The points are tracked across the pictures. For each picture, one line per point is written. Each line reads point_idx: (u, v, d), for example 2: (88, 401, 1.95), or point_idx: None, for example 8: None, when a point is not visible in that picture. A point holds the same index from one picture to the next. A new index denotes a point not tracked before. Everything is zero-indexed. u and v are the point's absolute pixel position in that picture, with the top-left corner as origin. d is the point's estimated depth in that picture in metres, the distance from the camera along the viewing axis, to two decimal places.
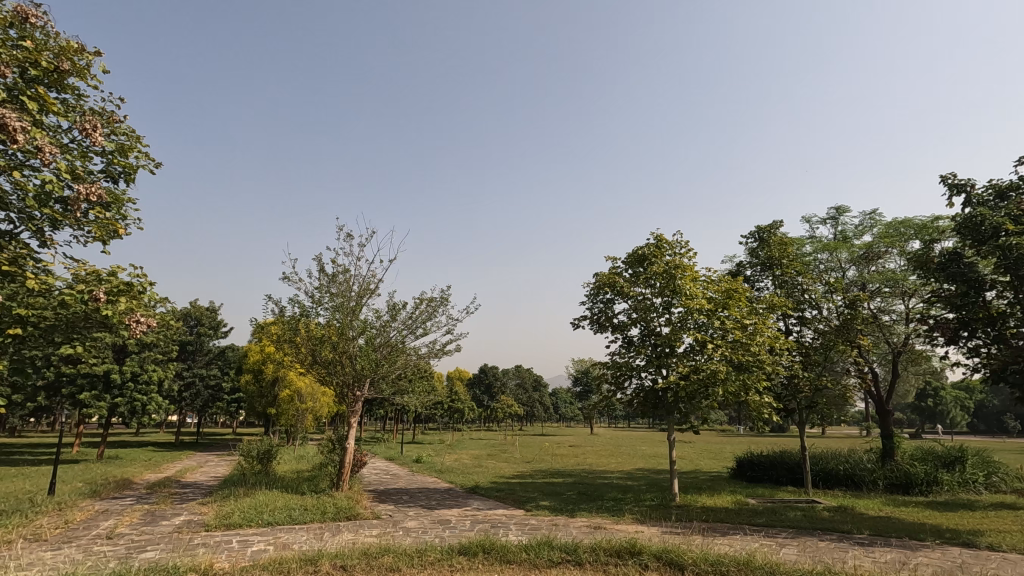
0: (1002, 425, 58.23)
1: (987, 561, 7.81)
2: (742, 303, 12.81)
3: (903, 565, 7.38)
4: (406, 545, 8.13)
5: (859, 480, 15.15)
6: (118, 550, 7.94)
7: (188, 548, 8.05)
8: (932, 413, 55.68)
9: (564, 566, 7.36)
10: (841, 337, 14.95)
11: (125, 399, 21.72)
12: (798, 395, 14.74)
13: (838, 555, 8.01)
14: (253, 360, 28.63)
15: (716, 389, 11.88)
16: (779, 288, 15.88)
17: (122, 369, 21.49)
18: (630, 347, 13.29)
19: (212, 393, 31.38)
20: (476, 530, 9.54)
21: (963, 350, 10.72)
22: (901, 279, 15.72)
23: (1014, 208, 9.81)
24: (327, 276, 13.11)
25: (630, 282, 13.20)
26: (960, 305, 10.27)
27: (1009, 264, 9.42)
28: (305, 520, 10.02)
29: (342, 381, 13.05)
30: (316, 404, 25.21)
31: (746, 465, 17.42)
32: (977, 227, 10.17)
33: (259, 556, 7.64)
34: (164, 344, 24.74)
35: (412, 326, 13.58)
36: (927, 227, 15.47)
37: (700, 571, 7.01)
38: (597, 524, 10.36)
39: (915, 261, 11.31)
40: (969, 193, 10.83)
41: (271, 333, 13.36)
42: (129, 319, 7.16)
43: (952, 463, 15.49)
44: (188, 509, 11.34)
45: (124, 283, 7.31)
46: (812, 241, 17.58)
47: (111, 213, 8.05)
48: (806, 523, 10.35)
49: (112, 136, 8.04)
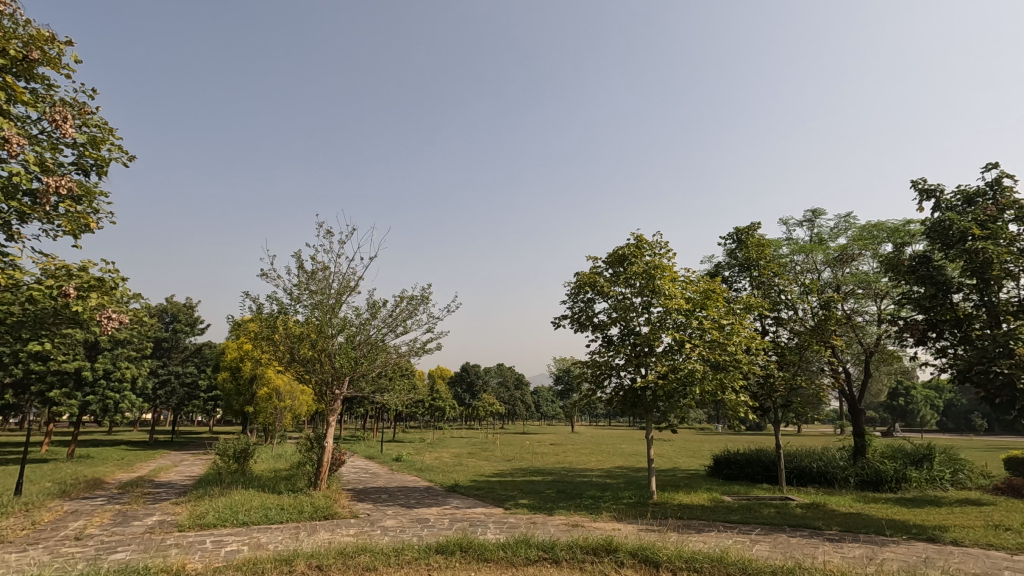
0: (969, 423, 60.03)
1: (951, 556, 8.06)
2: (719, 303, 13.00)
3: (870, 560, 7.56)
4: (383, 544, 8.07)
5: (832, 477, 15.53)
6: (87, 551, 7.80)
7: (160, 548, 7.94)
8: (903, 412, 57.03)
9: (540, 564, 7.38)
10: (816, 337, 15.17)
11: (96, 397, 21.32)
12: (773, 394, 15.04)
13: (809, 551, 8.19)
14: (230, 357, 28.15)
15: (693, 389, 12.03)
16: (756, 289, 16.14)
17: (93, 367, 21.16)
18: (609, 347, 13.38)
19: (188, 391, 30.89)
20: (454, 530, 9.45)
21: (931, 350, 11.00)
22: (874, 281, 16.12)
23: (981, 213, 10.22)
24: (306, 273, 12.97)
25: (610, 282, 13.30)
26: (929, 307, 10.54)
27: (975, 267, 9.75)
28: (281, 520, 9.91)
29: (321, 379, 12.94)
30: (295, 403, 24.92)
31: (723, 464, 17.68)
32: (945, 231, 10.47)
33: (233, 556, 7.58)
34: (139, 341, 24.22)
35: (392, 325, 13.51)
36: (899, 231, 15.88)
37: (674, 568, 7.12)
38: (575, 522, 10.39)
39: (887, 263, 11.59)
40: (939, 198, 11.12)
41: (248, 330, 13.15)
42: (100, 315, 6.97)
43: (920, 461, 15.91)
44: (161, 509, 11.15)
45: (95, 279, 7.16)
46: (789, 243, 17.88)
47: (83, 207, 7.84)
48: (780, 519, 10.57)
49: (84, 128, 7.84)
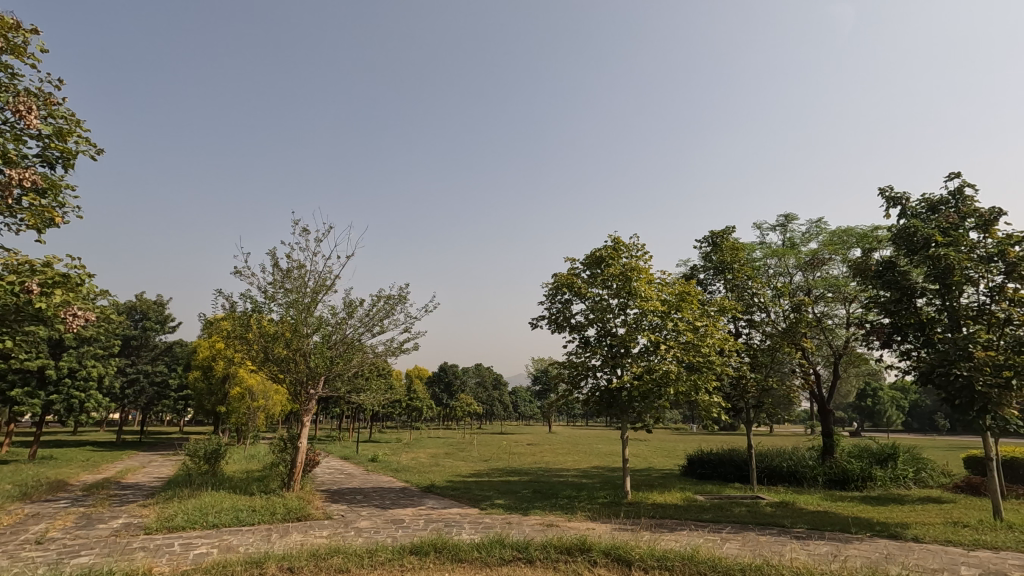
0: (933, 423, 62.00)
1: (911, 552, 8.32)
2: (694, 305, 13.22)
3: (834, 557, 7.77)
4: (357, 545, 8.03)
5: (801, 476, 15.91)
6: (47, 556, 7.55)
7: (124, 552, 7.72)
8: (871, 413, 58.47)
9: (514, 564, 7.41)
10: (787, 339, 15.49)
11: (61, 396, 20.63)
12: (745, 395, 15.38)
13: (777, 548, 8.41)
14: (201, 356, 27.58)
15: (668, 389, 12.20)
16: (731, 292, 16.43)
17: (58, 364, 20.44)
18: (586, 347, 13.50)
19: (158, 389, 30.12)
20: (428, 530, 9.44)
21: (896, 353, 11.37)
22: (843, 285, 16.54)
23: (943, 221, 10.60)
24: (281, 271, 12.79)
25: (588, 283, 13.42)
26: (894, 311, 10.88)
27: (938, 273, 10.14)
28: (252, 522, 9.78)
29: (295, 378, 12.75)
30: (269, 402, 24.54)
31: (696, 463, 17.97)
32: (910, 237, 10.82)
33: (202, 559, 7.43)
34: (106, 339, 23.63)
35: (369, 324, 13.41)
36: (867, 236, 16.31)
37: (646, 567, 7.20)
38: (550, 522, 10.43)
39: (855, 268, 11.88)
40: (904, 206, 11.48)
41: (220, 329, 12.93)
42: (65, 312, 6.74)
43: (885, 460, 16.40)
44: (127, 512, 10.87)
45: (60, 275, 6.99)
46: (762, 247, 18.25)
47: (47, 201, 7.61)
48: (750, 518, 10.77)
49: (49, 119, 7.59)
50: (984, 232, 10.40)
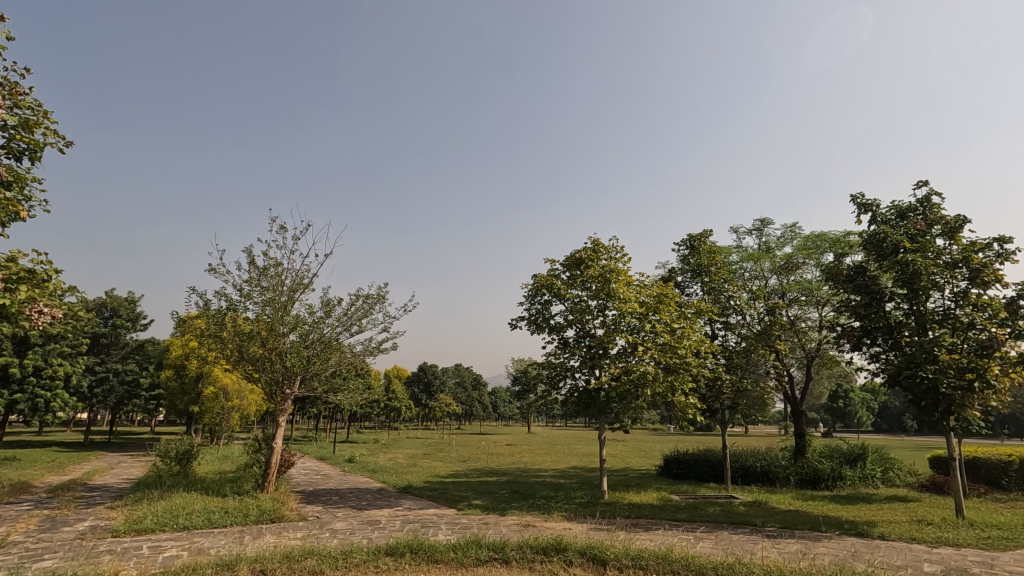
0: (901, 424, 63.72)
1: (878, 549, 8.55)
2: (671, 307, 13.39)
3: (803, 555, 7.96)
4: (332, 546, 7.94)
5: (774, 476, 16.21)
6: (9, 560, 7.32)
7: (90, 555, 7.52)
8: (842, 414, 59.71)
9: (490, 564, 7.43)
10: (762, 342, 15.75)
11: (25, 396, 19.99)
12: (720, 396, 15.65)
13: (749, 547, 8.57)
14: (174, 355, 27.00)
15: (645, 390, 12.33)
16: (707, 294, 16.69)
17: (23, 363, 19.81)
18: (565, 348, 13.56)
19: (129, 389, 29.37)
20: (405, 531, 9.44)
21: (866, 355, 11.62)
22: (815, 289, 16.92)
23: (911, 227, 10.92)
24: (257, 268, 12.60)
25: (567, 284, 13.49)
26: (864, 314, 11.12)
27: (905, 278, 10.45)
28: (224, 524, 9.59)
29: (271, 378, 12.55)
30: (244, 402, 24.19)
31: (673, 463, 18.21)
32: (880, 243, 11.13)
33: (172, 563, 7.27)
34: (74, 336, 22.99)
35: (347, 323, 13.28)
36: (840, 241, 16.71)
37: (621, 566, 7.26)
38: (527, 522, 10.45)
39: (827, 273, 12.11)
40: (874, 212, 11.78)
41: (193, 328, 12.66)
42: (30, 309, 6.54)
43: (854, 459, 16.81)
44: (94, 514, 10.59)
45: (26, 271, 6.76)
46: (738, 250, 18.59)
47: (12, 193, 7.37)
48: (724, 518, 10.92)
49: (14, 109, 7.35)
50: (950, 239, 10.75)
